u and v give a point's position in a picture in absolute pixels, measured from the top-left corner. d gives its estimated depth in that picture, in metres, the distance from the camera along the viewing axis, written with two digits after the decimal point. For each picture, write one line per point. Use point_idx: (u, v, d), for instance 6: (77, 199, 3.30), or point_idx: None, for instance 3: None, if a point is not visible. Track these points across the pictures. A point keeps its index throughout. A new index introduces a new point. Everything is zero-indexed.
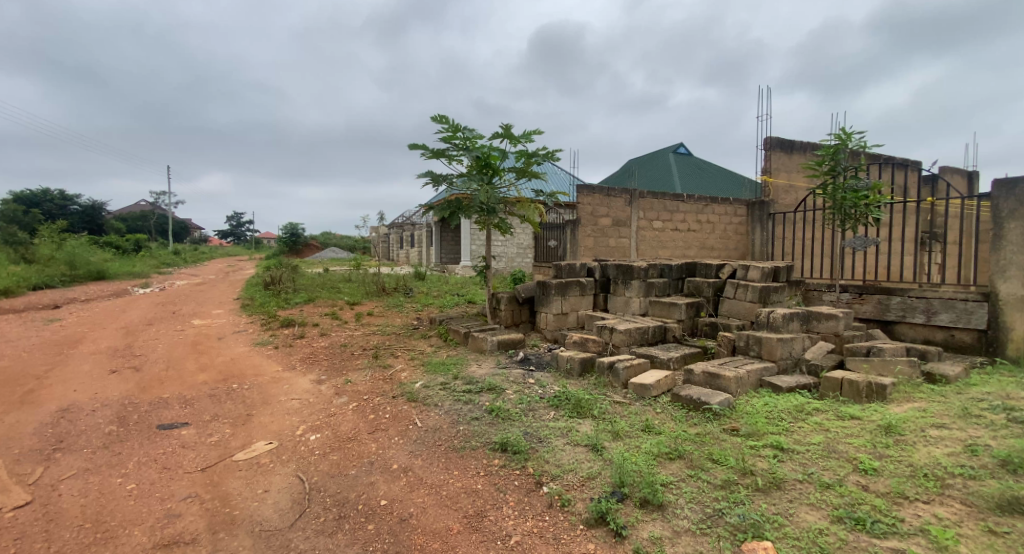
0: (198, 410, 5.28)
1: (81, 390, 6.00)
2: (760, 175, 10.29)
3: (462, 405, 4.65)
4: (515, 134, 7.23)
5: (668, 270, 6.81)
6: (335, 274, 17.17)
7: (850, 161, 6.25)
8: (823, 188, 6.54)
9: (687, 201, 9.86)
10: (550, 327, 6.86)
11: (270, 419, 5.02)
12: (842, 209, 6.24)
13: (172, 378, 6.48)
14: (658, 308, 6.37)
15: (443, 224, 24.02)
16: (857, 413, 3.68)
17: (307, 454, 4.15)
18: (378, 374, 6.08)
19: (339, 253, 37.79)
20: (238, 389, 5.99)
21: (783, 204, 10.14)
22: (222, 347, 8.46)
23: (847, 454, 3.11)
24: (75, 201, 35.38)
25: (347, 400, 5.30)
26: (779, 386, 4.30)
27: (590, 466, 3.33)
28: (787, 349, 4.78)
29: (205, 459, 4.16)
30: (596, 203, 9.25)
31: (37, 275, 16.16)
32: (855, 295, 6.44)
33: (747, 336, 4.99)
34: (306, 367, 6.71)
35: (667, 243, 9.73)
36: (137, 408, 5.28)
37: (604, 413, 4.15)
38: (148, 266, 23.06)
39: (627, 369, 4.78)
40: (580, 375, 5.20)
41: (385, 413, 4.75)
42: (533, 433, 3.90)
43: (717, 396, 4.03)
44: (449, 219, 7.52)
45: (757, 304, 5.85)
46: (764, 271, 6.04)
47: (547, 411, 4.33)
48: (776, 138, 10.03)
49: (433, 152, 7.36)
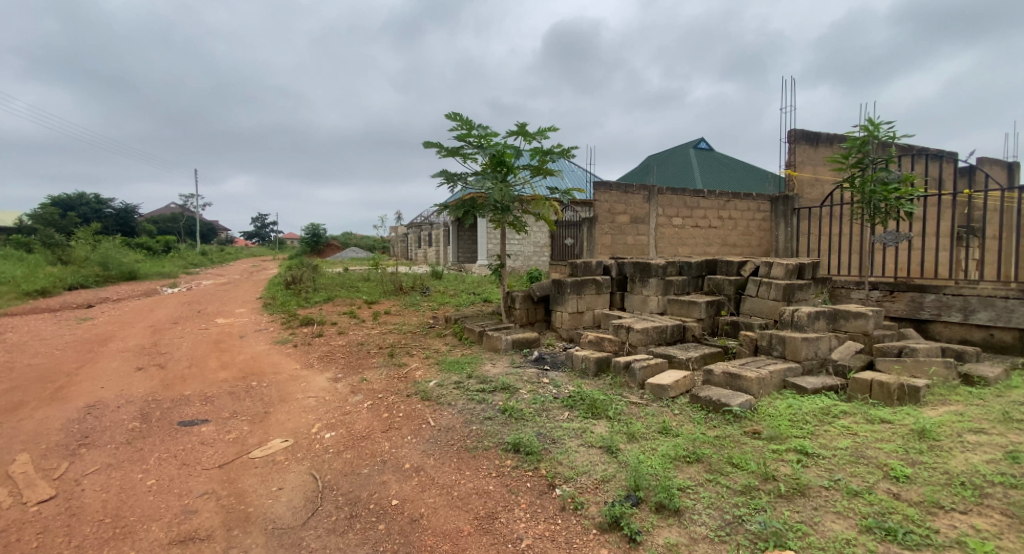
0: (217, 407, 5.32)
1: (108, 387, 6.11)
2: (785, 169, 9.97)
3: (476, 405, 4.58)
4: (530, 131, 7.16)
5: (687, 267, 6.64)
6: (356, 274, 17.28)
7: (880, 153, 5.99)
8: (850, 182, 6.29)
9: (708, 197, 9.67)
10: (566, 326, 6.74)
11: (287, 416, 5.03)
12: (870, 204, 5.99)
13: (193, 376, 6.57)
14: (676, 306, 6.21)
15: (460, 223, 23.95)
16: (889, 416, 3.48)
17: (321, 452, 4.12)
18: (394, 372, 6.05)
19: (359, 253, 38.20)
20: (257, 387, 6.04)
21: (808, 199, 9.80)
22: (243, 346, 8.57)
23: (877, 460, 2.93)
24: (109, 205, 36.57)
25: (362, 399, 5.28)
26: (803, 388, 4.11)
27: (605, 469, 3.23)
28: (812, 348, 4.59)
29: (222, 456, 4.16)
30: (613, 200, 9.15)
31: (72, 276, 16.68)
32: (886, 292, 6.14)
33: (770, 336, 4.82)
34: (323, 365, 6.73)
35: (687, 240, 9.56)
36: (160, 405, 5.33)
37: (619, 414, 4.04)
38: (178, 266, 23.63)
39: (643, 369, 4.66)
40: (595, 376, 5.09)
41: (399, 412, 4.72)
42: (547, 433, 3.82)
43: (737, 397, 3.89)
44: (463, 219, 7.49)
45: (780, 302, 5.68)
46: (789, 268, 5.84)
47: (561, 411, 4.25)
48: (800, 131, 9.62)
49: (447, 150, 7.35)
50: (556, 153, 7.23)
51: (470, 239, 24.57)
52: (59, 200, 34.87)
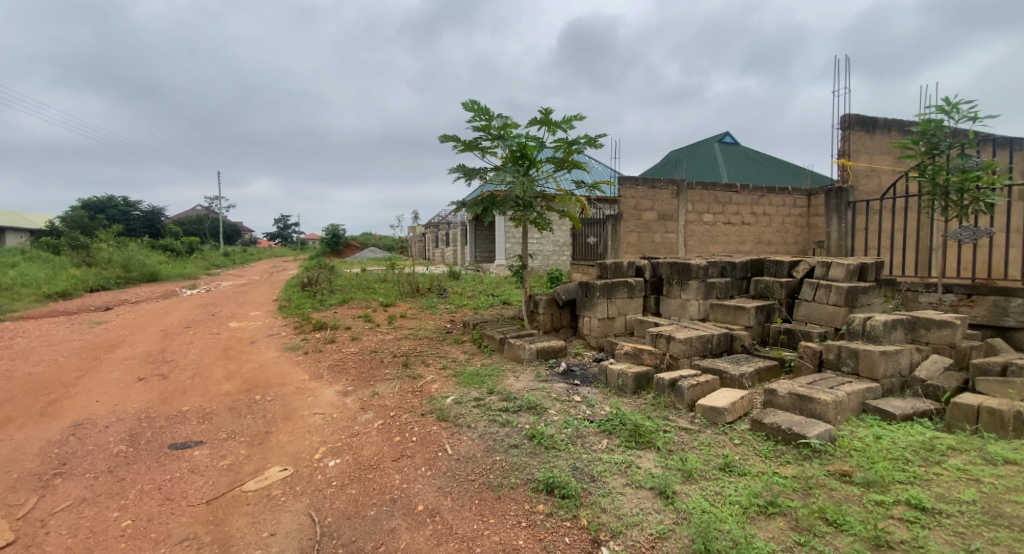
0: (215, 426, 4.82)
1: (103, 401, 5.68)
2: (836, 158, 8.95)
3: (499, 428, 4.02)
4: (554, 121, 6.57)
5: (731, 268, 5.98)
6: (373, 274, 16.89)
7: (956, 137, 5.23)
8: (918, 171, 5.52)
9: (741, 192, 8.98)
10: (595, 333, 6.12)
11: (289, 438, 4.51)
12: (945, 195, 5.25)
13: (195, 388, 6.12)
14: (721, 312, 5.57)
15: (477, 222, 23.44)
16: (1013, 455, 2.82)
17: (323, 486, 3.58)
18: (407, 385, 5.52)
19: (377, 253, 38.05)
20: (260, 401, 5.55)
21: (863, 190, 8.79)
22: (252, 352, 8.13)
23: (1020, 521, 2.29)
24: (137, 208, 37.08)
25: (372, 417, 4.76)
26: (891, 414, 3.47)
27: (660, 521, 2.68)
28: (892, 364, 3.94)
29: (213, 489, 3.66)
30: (640, 196, 8.52)
31: (95, 277, 16.61)
32: (961, 296, 5.41)
33: (838, 348, 4.18)
34: (333, 376, 6.24)
35: (719, 238, 8.91)
36: (153, 423, 4.86)
37: (669, 445, 3.47)
38: (200, 267, 23.61)
39: (692, 388, 4.05)
40: (634, 393, 4.50)
41: (412, 435, 4.17)
42: (584, 469, 3.26)
43: (814, 426, 3.29)
44: (482, 217, 6.93)
45: (842, 307, 5.02)
46: (851, 269, 5.16)
47: (598, 438, 3.68)
48: (855, 116, 8.68)
49: (465, 144, 6.81)
50: (582, 143, 6.63)
51: (488, 238, 24.05)
52: (87, 203, 35.37)
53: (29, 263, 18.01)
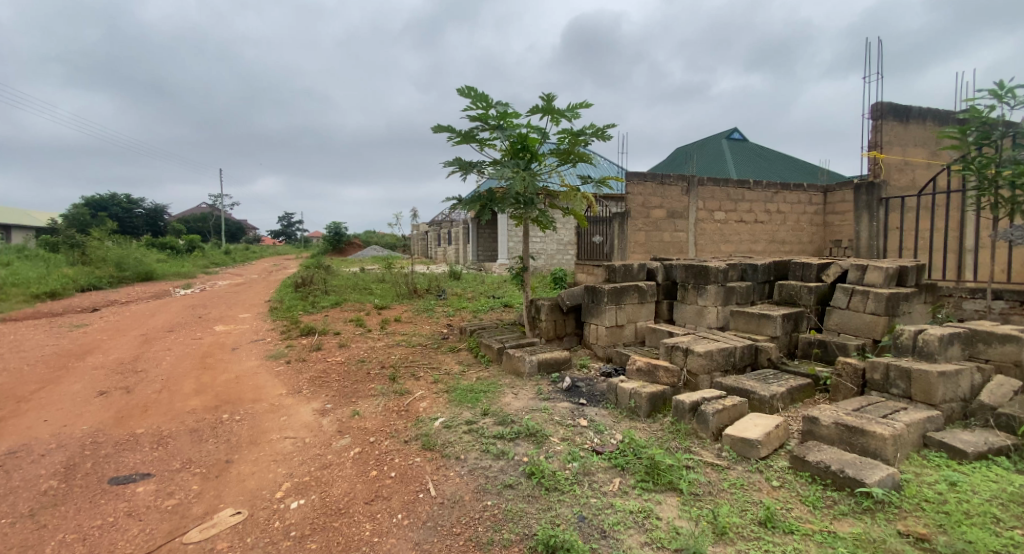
0: (169, 454, 4.22)
1: (52, 421, 5.06)
2: (866, 150, 8.31)
3: (492, 461, 3.42)
4: (560, 108, 5.94)
5: (752, 271, 5.37)
6: (370, 274, 16.30)
7: (1010, 125, 4.63)
8: (963, 164, 4.92)
9: (755, 188, 8.36)
10: (601, 343, 5.50)
11: (250, 469, 3.91)
12: (999, 191, 4.65)
13: (158, 405, 5.50)
14: (743, 321, 4.97)
15: (478, 221, 22.82)
16: None
17: (279, 538, 2.99)
18: (392, 404, 4.92)
19: (378, 252, 37.48)
20: (227, 421, 4.95)
21: (895, 185, 8.18)
22: (231, 361, 7.53)
23: None
24: (140, 206, 36.67)
25: (348, 444, 4.15)
26: (962, 452, 2.90)
27: None
28: (951, 387, 3.36)
29: (148, 540, 3.08)
30: (648, 193, 7.92)
31: (85, 277, 15.99)
32: (1013, 303, 4.84)
33: (885, 367, 3.58)
34: (313, 391, 5.64)
35: (731, 237, 8.29)
36: (98, 450, 4.26)
37: (694, 488, 2.87)
38: (197, 266, 23.01)
39: (718, 413, 3.44)
40: (648, 417, 3.90)
41: (391, 470, 3.56)
42: (592, 520, 2.68)
43: (872, 469, 2.71)
44: (479, 215, 6.31)
45: (881, 317, 4.43)
46: (890, 273, 4.56)
47: (609, 478, 3.08)
48: (888, 104, 8.05)
49: (462, 135, 6.21)
50: (588, 134, 6.01)
51: (490, 237, 23.45)
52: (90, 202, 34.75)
53: (21, 262, 17.39)
